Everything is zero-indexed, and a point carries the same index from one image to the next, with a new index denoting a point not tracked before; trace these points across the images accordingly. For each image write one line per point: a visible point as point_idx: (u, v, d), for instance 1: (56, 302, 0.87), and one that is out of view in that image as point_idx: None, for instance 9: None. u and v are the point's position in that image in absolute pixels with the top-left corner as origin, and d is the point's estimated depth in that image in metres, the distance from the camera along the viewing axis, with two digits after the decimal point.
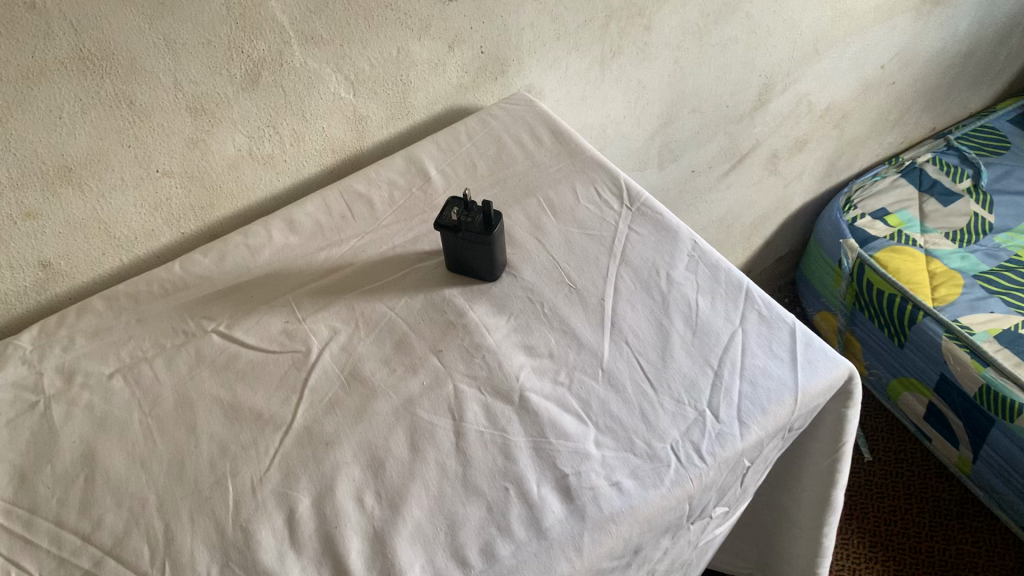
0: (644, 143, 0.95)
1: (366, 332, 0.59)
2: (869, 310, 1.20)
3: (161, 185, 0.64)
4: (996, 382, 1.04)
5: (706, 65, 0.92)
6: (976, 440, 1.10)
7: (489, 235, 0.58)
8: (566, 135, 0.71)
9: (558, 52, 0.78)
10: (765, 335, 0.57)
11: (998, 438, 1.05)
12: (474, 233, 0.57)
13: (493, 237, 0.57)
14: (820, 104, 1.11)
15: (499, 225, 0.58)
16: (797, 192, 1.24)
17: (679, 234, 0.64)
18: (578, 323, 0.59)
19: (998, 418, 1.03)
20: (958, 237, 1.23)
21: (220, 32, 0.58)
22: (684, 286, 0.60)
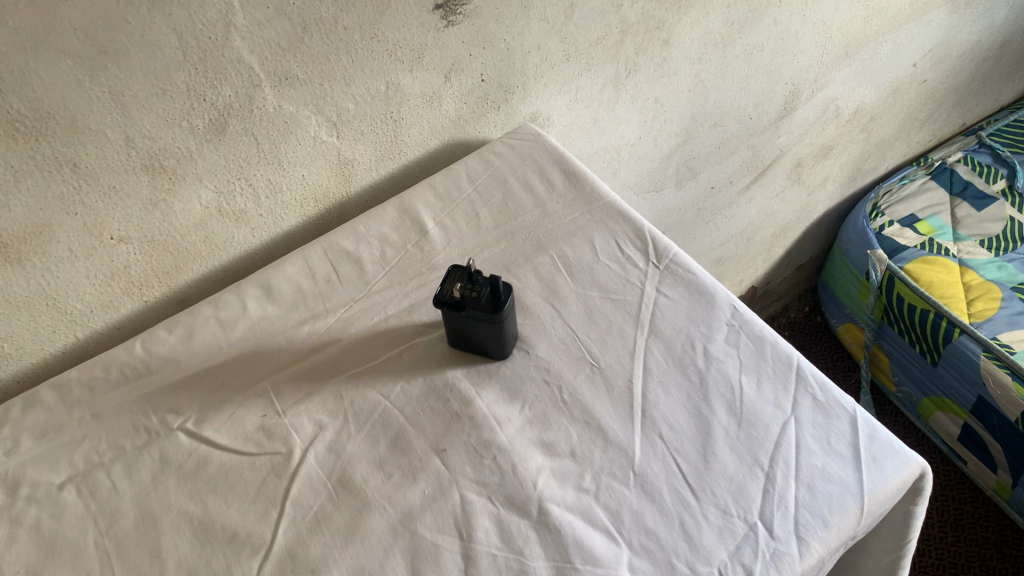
0: (661, 163, 0.86)
1: (357, 428, 0.51)
2: (898, 326, 1.12)
3: (118, 252, 0.55)
4: None
5: (728, 77, 0.83)
6: (1017, 466, 1.02)
7: (500, 313, 0.49)
8: (580, 176, 0.62)
9: (568, 74, 0.70)
10: (822, 427, 0.49)
11: None
12: (483, 312, 0.49)
13: (503, 315, 0.49)
14: (848, 108, 1.02)
15: (511, 299, 0.50)
16: (820, 199, 1.15)
17: (715, 298, 0.55)
18: (603, 412, 0.50)
19: None
20: (994, 245, 1.14)
21: (176, 79, 0.50)
22: (725, 364, 0.52)
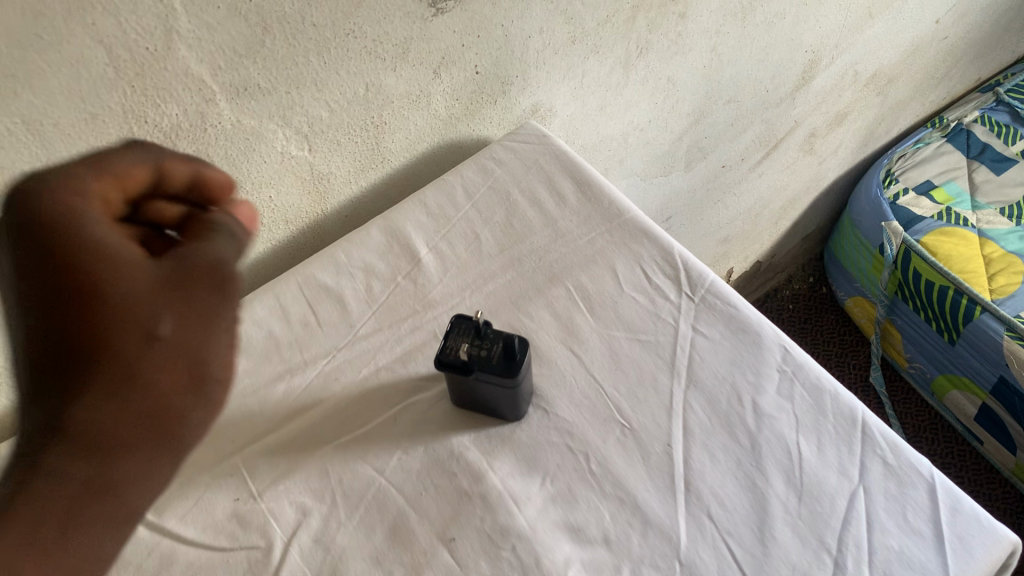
0: (671, 146, 0.77)
1: (348, 514, 0.43)
2: (914, 303, 1.06)
3: None
4: None
5: (747, 48, 0.73)
6: None
7: (514, 377, 0.41)
8: (594, 186, 0.54)
9: (573, 57, 0.60)
10: (896, 500, 0.42)
11: None
12: (493, 376, 0.41)
13: (518, 378, 0.41)
14: (867, 72, 0.93)
15: (526, 357, 0.42)
16: (831, 167, 1.07)
17: (762, 337, 0.47)
18: (639, 486, 0.43)
19: None
20: (1014, 213, 1.07)
21: (108, 99, 0.40)
22: (778, 421, 0.44)
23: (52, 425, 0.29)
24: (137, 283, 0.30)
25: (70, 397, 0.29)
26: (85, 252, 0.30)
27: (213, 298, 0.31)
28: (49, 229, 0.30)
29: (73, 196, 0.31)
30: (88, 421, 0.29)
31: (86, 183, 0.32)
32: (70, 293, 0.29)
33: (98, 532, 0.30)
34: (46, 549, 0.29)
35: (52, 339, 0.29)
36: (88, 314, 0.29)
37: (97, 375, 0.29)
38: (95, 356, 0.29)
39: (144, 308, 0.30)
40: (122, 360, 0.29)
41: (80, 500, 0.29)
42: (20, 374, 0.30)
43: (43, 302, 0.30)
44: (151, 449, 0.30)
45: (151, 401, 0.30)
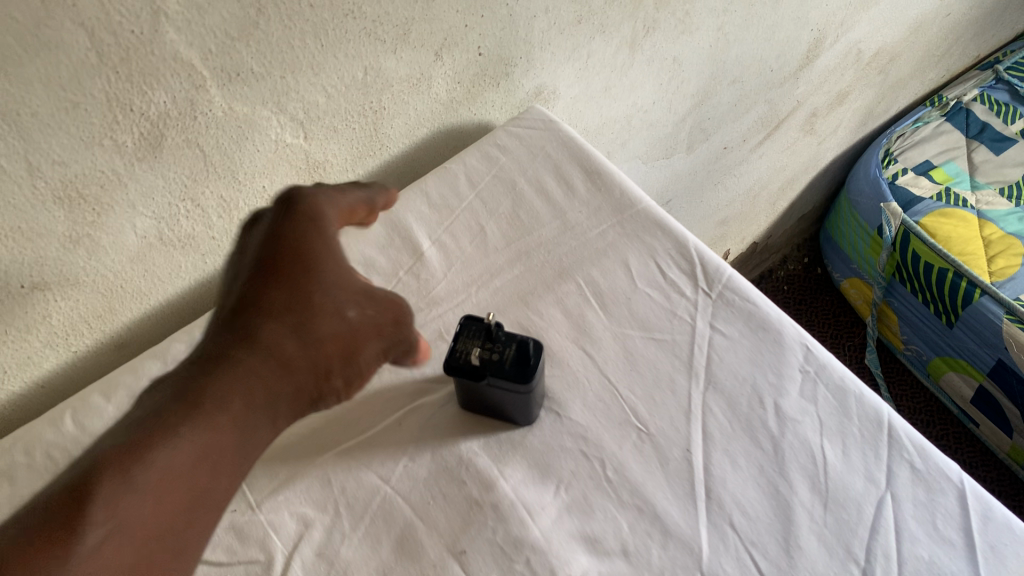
0: (673, 128, 0.75)
1: (352, 526, 0.40)
2: (912, 285, 1.04)
3: (34, 301, 0.43)
4: None
5: (753, 28, 0.71)
6: None
7: (529, 384, 0.39)
8: (604, 176, 0.52)
9: (578, 37, 0.57)
10: (924, 506, 0.40)
11: None
12: (507, 385, 0.39)
13: (532, 384, 0.39)
14: (870, 50, 0.91)
15: (540, 361, 0.40)
16: (829, 147, 1.05)
17: (783, 336, 0.46)
18: (658, 494, 0.41)
19: None
20: (1014, 194, 1.05)
21: (92, 87, 0.37)
22: (802, 425, 0.43)
23: (243, 335, 0.35)
24: (343, 279, 0.37)
25: (265, 326, 0.35)
26: (316, 240, 0.38)
27: (389, 326, 0.37)
28: (302, 218, 0.39)
29: (321, 203, 0.40)
30: (272, 342, 0.35)
31: (331, 199, 0.41)
32: (296, 259, 0.37)
33: (256, 425, 0.33)
34: (218, 422, 0.32)
35: (269, 281, 0.36)
36: (303, 278, 0.37)
37: (287, 318, 0.36)
38: (292, 304, 0.36)
39: (338, 295, 0.37)
40: (309, 313, 0.36)
41: (252, 391, 0.33)
42: (233, 301, 0.37)
43: (274, 259, 0.37)
44: (303, 383, 0.35)
45: (314, 353, 0.35)
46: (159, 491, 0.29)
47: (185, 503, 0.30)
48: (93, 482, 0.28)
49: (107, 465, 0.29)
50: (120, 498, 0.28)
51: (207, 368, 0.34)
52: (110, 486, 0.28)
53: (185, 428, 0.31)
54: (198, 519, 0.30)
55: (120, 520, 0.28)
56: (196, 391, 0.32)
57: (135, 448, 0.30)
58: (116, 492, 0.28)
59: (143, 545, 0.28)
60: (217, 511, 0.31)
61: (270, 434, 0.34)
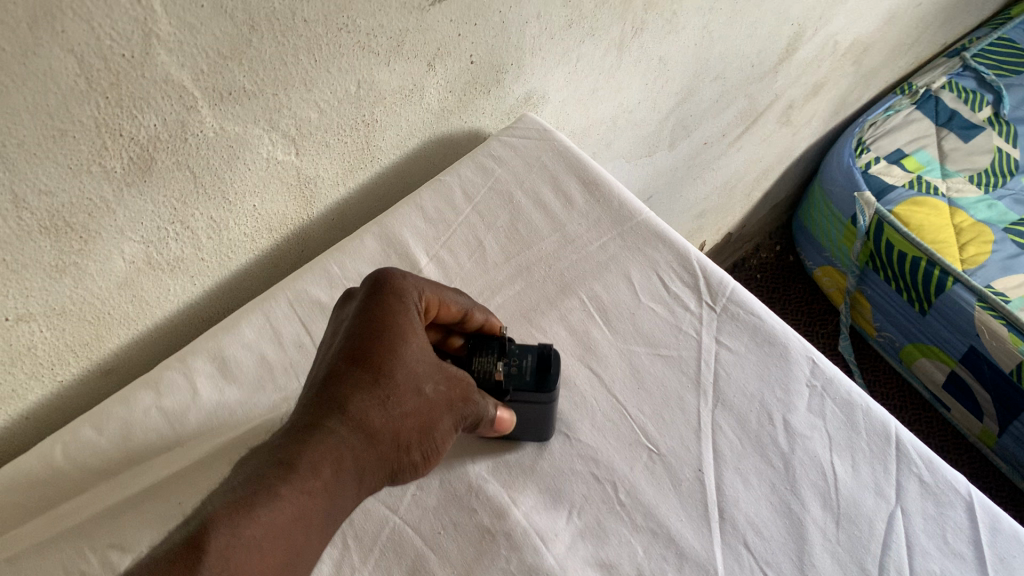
0: (656, 127, 0.74)
1: (362, 558, 0.39)
2: (885, 273, 1.05)
3: (18, 333, 0.41)
4: None
5: (737, 25, 0.70)
6: (1006, 415, 0.96)
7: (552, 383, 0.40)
8: (601, 186, 0.52)
9: (569, 41, 0.56)
10: (935, 520, 0.40)
11: None
12: (532, 393, 0.40)
13: (552, 393, 0.40)
14: (846, 42, 0.91)
15: (555, 356, 0.41)
16: (804, 137, 1.06)
17: (788, 350, 0.45)
18: (673, 517, 0.40)
19: None
20: (983, 181, 1.07)
21: (81, 114, 0.35)
22: (811, 440, 0.43)
23: (333, 405, 0.35)
24: (425, 357, 0.37)
25: (353, 397, 0.35)
26: (401, 317, 0.38)
27: (458, 402, 0.37)
28: (391, 297, 0.38)
29: (409, 282, 0.40)
30: (361, 413, 0.35)
31: (420, 282, 0.40)
32: (383, 335, 0.37)
33: (346, 490, 0.33)
34: (314, 489, 0.32)
35: (357, 352, 0.36)
36: (390, 351, 0.36)
37: (375, 390, 0.35)
38: (379, 376, 0.36)
39: (420, 369, 0.37)
40: (394, 386, 0.36)
41: (342, 460, 0.33)
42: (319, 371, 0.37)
43: (361, 334, 0.37)
44: (388, 453, 0.35)
45: (400, 425, 0.35)
46: (264, 549, 0.30)
47: (285, 561, 0.30)
48: (208, 535, 0.29)
49: (220, 521, 0.29)
50: (231, 552, 0.29)
51: (301, 436, 0.33)
52: (222, 542, 0.29)
53: (286, 490, 0.31)
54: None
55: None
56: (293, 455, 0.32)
57: (246, 503, 0.30)
58: (228, 547, 0.29)
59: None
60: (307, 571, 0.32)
61: (355, 496, 0.34)
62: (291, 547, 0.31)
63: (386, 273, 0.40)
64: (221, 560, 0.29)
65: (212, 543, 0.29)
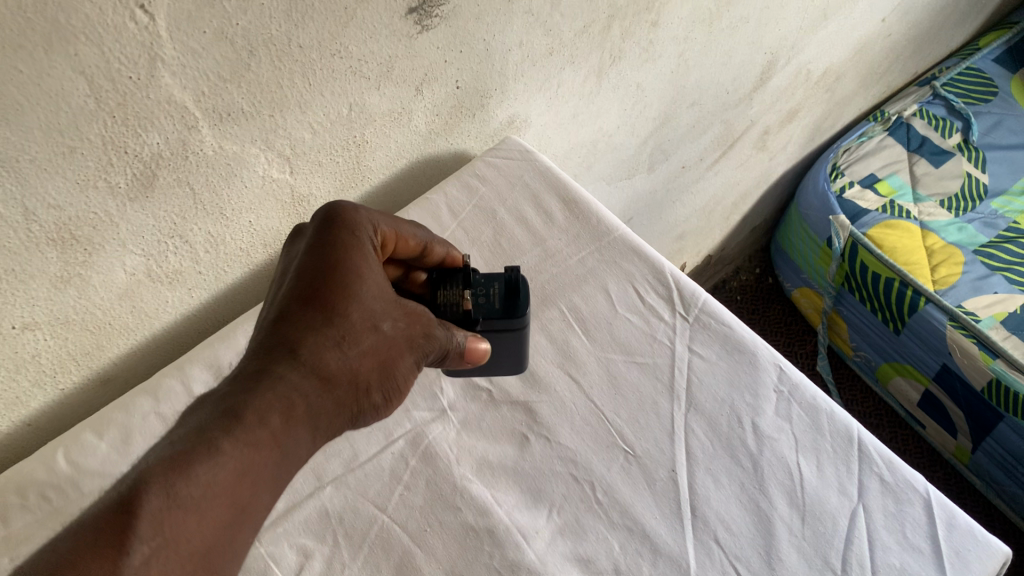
0: (635, 152, 0.77)
1: (352, 555, 0.41)
2: (860, 294, 1.08)
3: (23, 341, 0.43)
4: (1007, 376, 0.92)
5: (712, 54, 0.74)
6: (978, 431, 0.99)
7: (524, 304, 0.45)
8: (580, 203, 0.54)
9: (550, 69, 0.59)
10: (894, 516, 0.43)
11: (1004, 432, 0.95)
12: (507, 317, 0.44)
13: (523, 314, 0.44)
14: (818, 70, 0.95)
15: (522, 279, 0.46)
16: (780, 162, 1.09)
17: (757, 357, 0.48)
18: (647, 515, 0.42)
19: (1005, 413, 0.93)
20: (953, 206, 1.11)
21: (88, 132, 0.38)
22: (779, 442, 0.45)
23: (284, 350, 0.36)
24: (382, 295, 0.39)
25: (306, 341, 0.36)
26: (354, 254, 0.39)
27: (419, 338, 0.40)
28: (343, 233, 0.40)
29: (362, 217, 0.42)
30: (316, 356, 0.36)
31: (376, 218, 0.43)
32: (335, 274, 0.38)
33: (298, 439, 0.34)
34: (259, 438, 0.32)
35: (310, 293, 0.38)
36: (344, 291, 0.38)
37: (329, 331, 0.37)
38: (333, 316, 0.37)
39: (376, 307, 0.38)
40: (349, 326, 0.37)
41: (293, 407, 0.34)
42: (271, 310, 0.38)
43: (313, 273, 0.38)
44: (346, 395, 0.37)
45: (358, 365, 0.37)
46: (202, 509, 0.29)
47: (227, 521, 0.30)
48: (142, 497, 0.28)
49: (154, 483, 0.29)
50: (165, 515, 0.28)
51: (249, 382, 0.34)
52: (156, 504, 0.28)
53: (229, 445, 0.31)
54: (232, 541, 0.30)
55: (167, 539, 0.28)
56: (240, 406, 0.33)
57: (179, 464, 0.30)
58: (163, 509, 0.28)
59: (190, 564, 0.29)
60: (251, 529, 0.32)
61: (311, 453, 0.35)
62: (233, 505, 0.30)
63: (336, 208, 0.42)
64: (156, 522, 0.28)
65: (145, 507, 0.28)
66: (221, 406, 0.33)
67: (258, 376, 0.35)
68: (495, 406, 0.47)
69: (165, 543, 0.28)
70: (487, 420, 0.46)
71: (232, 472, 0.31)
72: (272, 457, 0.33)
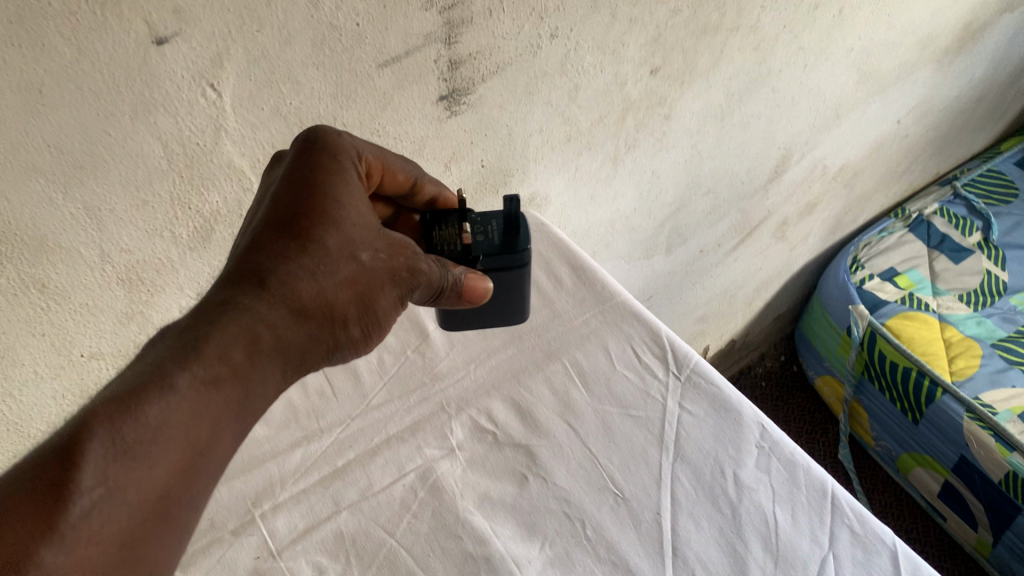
0: (652, 233, 0.83)
1: (360, 572, 0.45)
2: (879, 382, 1.11)
3: (89, 368, 0.50)
4: None
5: (724, 146, 0.80)
6: (998, 524, 0.98)
7: (523, 242, 0.49)
8: (588, 271, 0.61)
9: (569, 153, 0.66)
10: (863, 564, 0.46)
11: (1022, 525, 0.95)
12: (508, 255, 0.48)
13: (523, 251, 0.48)
14: (834, 166, 1.00)
15: (519, 214, 0.49)
16: (800, 253, 1.14)
17: (741, 415, 0.52)
18: (630, 551, 0.46)
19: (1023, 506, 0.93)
20: (973, 300, 1.15)
21: (159, 189, 0.45)
22: (757, 492, 0.49)
23: (254, 280, 0.37)
24: (363, 225, 0.40)
25: (278, 270, 0.37)
26: (335, 183, 0.40)
27: (403, 273, 0.41)
28: (324, 156, 0.41)
29: (345, 143, 0.43)
30: (289, 287, 0.37)
31: (360, 141, 0.44)
32: (314, 202, 0.39)
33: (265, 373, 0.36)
34: (221, 375, 0.34)
35: (286, 221, 0.38)
36: (322, 221, 0.39)
37: (304, 261, 0.37)
38: (308, 244, 0.38)
39: (355, 235, 0.39)
40: (326, 255, 0.38)
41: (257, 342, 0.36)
42: (245, 233, 0.39)
43: (289, 200, 0.39)
44: (322, 323, 0.38)
45: (335, 295, 0.38)
46: (149, 455, 0.31)
47: (179, 466, 0.32)
48: (86, 443, 0.29)
49: (98, 428, 0.30)
50: (109, 461, 0.29)
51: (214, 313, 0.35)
52: (100, 450, 0.29)
53: (183, 383, 0.32)
54: (184, 485, 0.32)
55: (112, 486, 0.29)
56: (203, 336, 0.34)
57: (127, 405, 0.31)
58: (107, 454, 0.30)
59: (140, 512, 0.30)
60: (207, 470, 0.33)
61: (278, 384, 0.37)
62: (183, 448, 0.32)
63: (319, 134, 0.43)
64: (100, 468, 0.29)
65: (89, 451, 0.29)
66: (183, 338, 0.34)
67: (224, 307, 0.36)
68: (499, 448, 0.51)
69: (109, 491, 0.29)
70: (491, 459, 0.51)
71: (182, 413, 0.32)
72: (234, 394, 0.34)
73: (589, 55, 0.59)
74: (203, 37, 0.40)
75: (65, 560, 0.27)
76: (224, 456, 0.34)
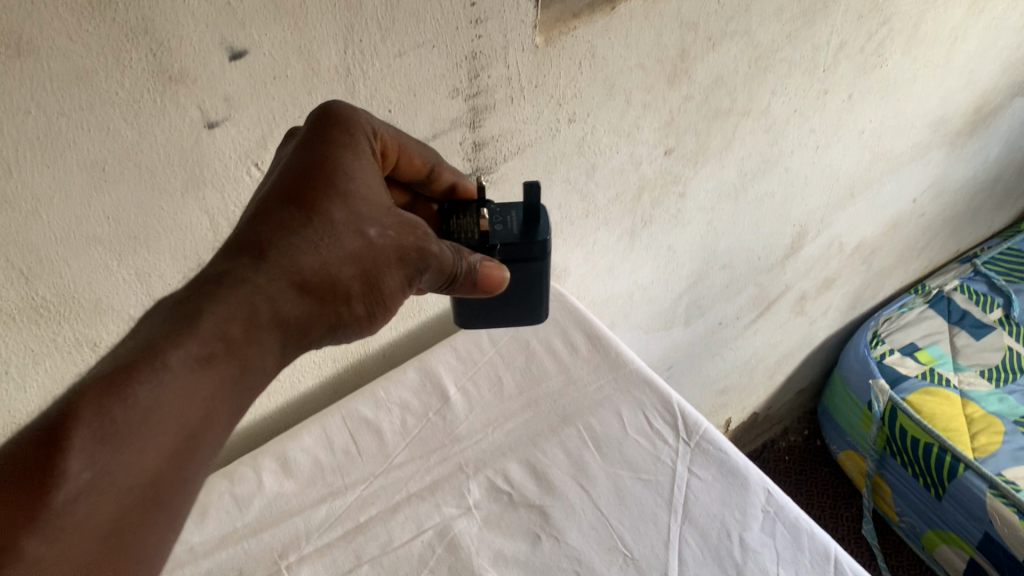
0: (670, 304, 0.86)
1: None
2: (901, 457, 1.11)
3: None
4: None
5: (739, 223, 0.83)
6: None
7: (541, 232, 0.50)
8: (604, 341, 0.64)
9: (588, 228, 0.69)
10: None
11: None
12: (526, 242, 0.49)
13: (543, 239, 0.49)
14: (851, 244, 1.03)
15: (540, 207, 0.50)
16: (820, 327, 1.16)
17: (748, 480, 0.54)
18: None
19: None
20: (994, 376, 1.15)
21: (204, 258, 0.49)
22: (762, 555, 0.50)
23: (254, 250, 0.37)
24: (370, 202, 0.40)
25: (277, 243, 0.37)
26: (343, 158, 0.40)
27: (411, 252, 0.41)
28: (335, 129, 0.41)
29: (362, 119, 0.43)
30: (289, 258, 0.37)
31: (377, 120, 0.44)
32: (321, 177, 0.39)
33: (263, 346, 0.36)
34: (215, 352, 0.33)
35: (292, 193, 0.39)
36: (325, 197, 0.39)
37: (304, 232, 0.38)
38: (313, 216, 0.38)
39: (360, 211, 0.40)
40: (329, 228, 0.39)
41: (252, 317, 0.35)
42: (254, 204, 0.40)
43: (298, 172, 0.40)
44: (322, 295, 0.38)
45: (337, 270, 0.38)
46: (137, 438, 0.30)
47: (170, 449, 0.31)
48: (72, 428, 0.29)
49: (86, 410, 0.29)
50: (96, 447, 0.29)
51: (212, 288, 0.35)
52: (88, 434, 0.29)
53: (176, 363, 0.32)
54: (172, 469, 0.31)
55: (101, 471, 0.29)
56: (199, 311, 0.34)
57: (115, 388, 0.30)
58: (95, 439, 0.29)
59: (129, 496, 0.30)
60: (195, 453, 0.32)
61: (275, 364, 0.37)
62: (172, 432, 0.31)
63: (334, 108, 0.42)
64: (88, 452, 0.29)
65: (77, 436, 0.28)
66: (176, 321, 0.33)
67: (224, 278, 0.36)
68: (514, 507, 0.54)
69: (98, 476, 0.29)
70: (507, 519, 0.53)
71: (172, 396, 0.31)
72: (227, 372, 0.34)
73: (605, 138, 0.63)
74: (250, 121, 0.44)
75: (48, 550, 0.27)
76: (214, 435, 0.33)
